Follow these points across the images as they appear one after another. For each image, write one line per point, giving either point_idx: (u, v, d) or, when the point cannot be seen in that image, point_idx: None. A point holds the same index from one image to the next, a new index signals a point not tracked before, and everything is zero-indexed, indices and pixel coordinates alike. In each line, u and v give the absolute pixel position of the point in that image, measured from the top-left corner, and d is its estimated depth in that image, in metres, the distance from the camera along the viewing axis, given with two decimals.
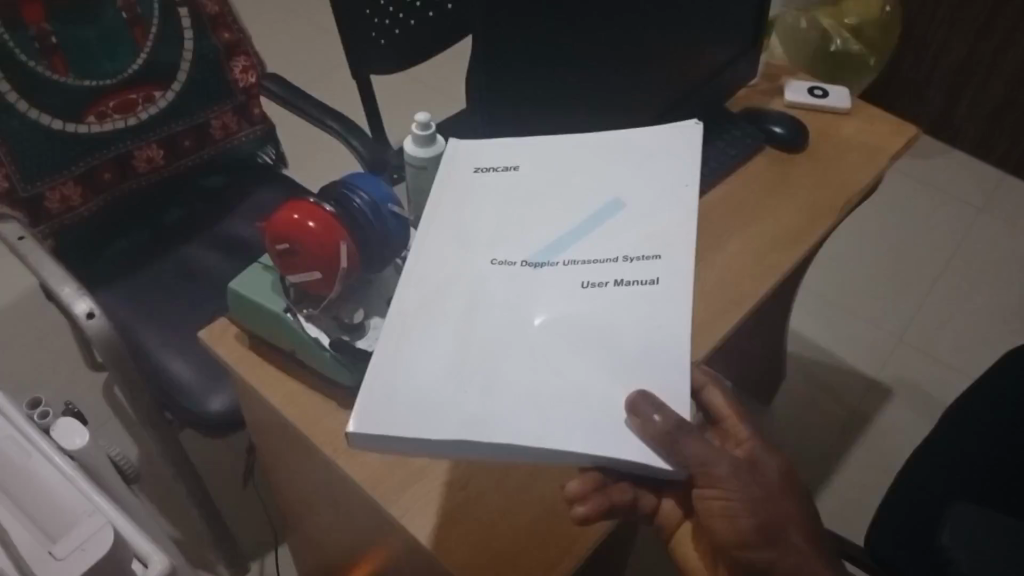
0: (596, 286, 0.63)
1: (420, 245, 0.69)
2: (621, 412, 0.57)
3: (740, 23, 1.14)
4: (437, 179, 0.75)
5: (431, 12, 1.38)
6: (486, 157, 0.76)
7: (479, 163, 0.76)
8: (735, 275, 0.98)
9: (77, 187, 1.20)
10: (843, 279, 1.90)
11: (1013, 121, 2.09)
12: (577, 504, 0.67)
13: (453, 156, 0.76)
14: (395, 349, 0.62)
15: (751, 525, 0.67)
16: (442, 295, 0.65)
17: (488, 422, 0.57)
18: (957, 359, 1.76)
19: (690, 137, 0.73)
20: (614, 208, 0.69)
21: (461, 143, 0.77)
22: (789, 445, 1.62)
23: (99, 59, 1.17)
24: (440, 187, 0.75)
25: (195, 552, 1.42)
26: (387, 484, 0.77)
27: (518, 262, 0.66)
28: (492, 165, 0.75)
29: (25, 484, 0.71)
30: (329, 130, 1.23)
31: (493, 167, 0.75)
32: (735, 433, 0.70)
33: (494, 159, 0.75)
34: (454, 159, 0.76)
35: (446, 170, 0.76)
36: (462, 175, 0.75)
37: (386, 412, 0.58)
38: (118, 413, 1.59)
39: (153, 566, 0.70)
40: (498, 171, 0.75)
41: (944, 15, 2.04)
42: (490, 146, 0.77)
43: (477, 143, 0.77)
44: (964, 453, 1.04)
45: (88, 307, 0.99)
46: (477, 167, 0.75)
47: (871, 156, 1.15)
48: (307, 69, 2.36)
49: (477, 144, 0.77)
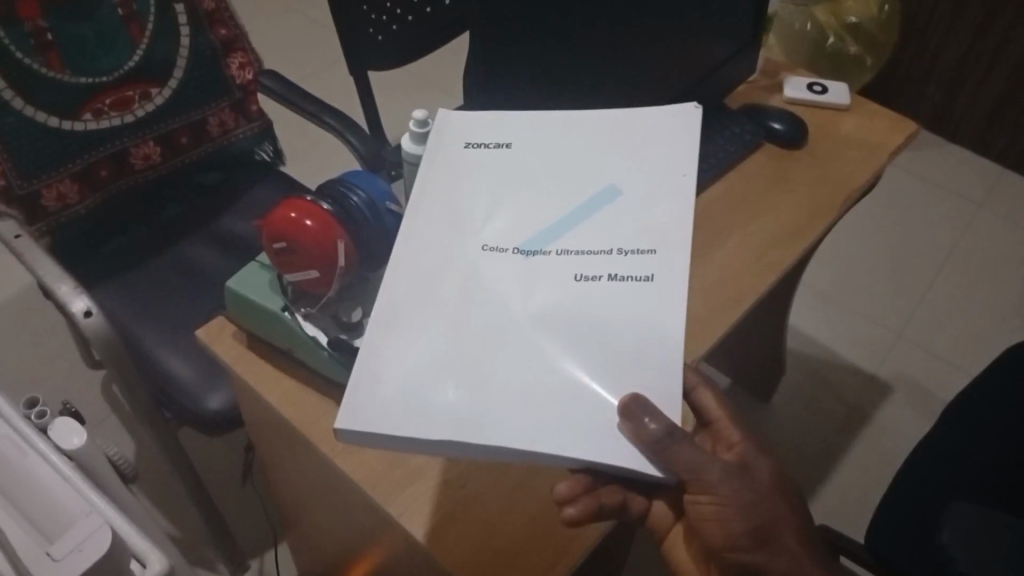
0: (590, 279, 0.62)
1: (409, 228, 0.67)
2: (612, 414, 0.57)
3: (740, 18, 1.13)
4: (426, 153, 0.73)
5: (430, 8, 1.37)
6: (477, 132, 0.73)
7: (469, 138, 0.73)
8: (732, 273, 0.97)
9: (74, 184, 1.20)
10: (842, 275, 1.90)
11: (1014, 117, 2.08)
12: (567, 506, 0.66)
13: (443, 131, 0.74)
14: (384, 340, 0.61)
15: (742, 529, 0.66)
16: (432, 282, 0.64)
17: (478, 421, 0.56)
18: (956, 356, 1.76)
19: (689, 125, 0.72)
20: (608, 197, 0.68)
21: (454, 118, 0.74)
22: (789, 441, 1.62)
23: (95, 56, 1.16)
24: (428, 163, 0.72)
25: (195, 550, 1.41)
26: (385, 483, 0.77)
27: (509, 249, 0.65)
28: (484, 141, 0.73)
29: (22, 483, 0.71)
30: (327, 127, 1.23)
31: (485, 144, 0.73)
32: (726, 435, 0.71)
33: (485, 135, 0.73)
34: (443, 133, 0.74)
35: (436, 144, 0.73)
36: (452, 150, 0.73)
37: (375, 408, 0.58)
38: (117, 411, 1.58)
39: (151, 566, 0.70)
40: (490, 148, 0.72)
41: (944, 11, 2.04)
42: (481, 121, 0.74)
43: (469, 115, 0.75)
44: (963, 453, 1.04)
45: (85, 305, 0.98)
46: (467, 142, 0.73)
47: (870, 152, 1.15)
48: (305, 65, 2.35)
49: (467, 117, 0.74)
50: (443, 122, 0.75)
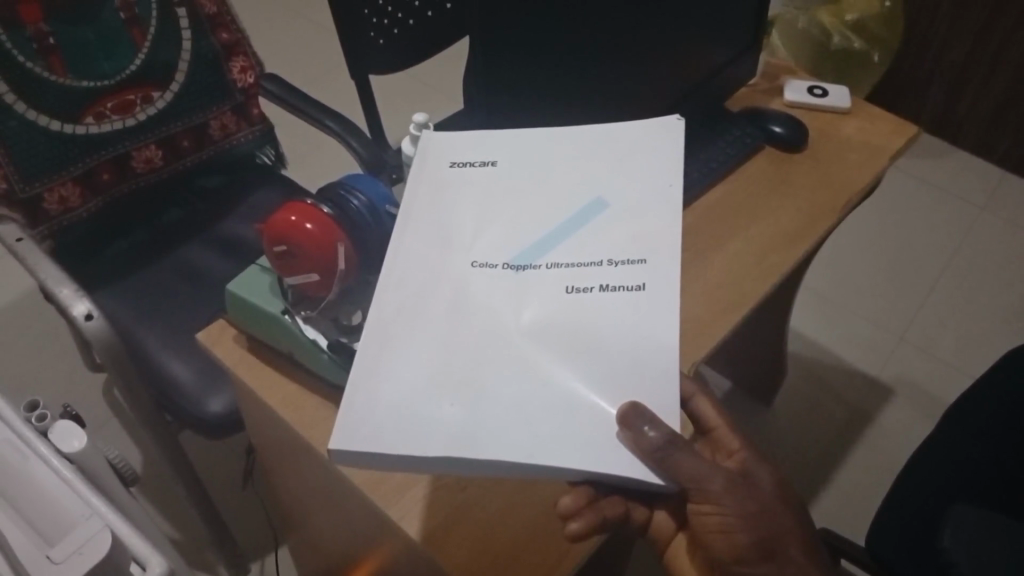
0: (581, 290, 0.63)
1: (398, 244, 0.68)
2: (612, 423, 0.57)
3: (741, 20, 1.13)
4: (411, 172, 0.73)
5: (431, 11, 1.37)
6: (462, 150, 0.73)
7: (455, 157, 0.73)
8: (734, 277, 0.97)
9: (76, 187, 1.20)
10: (844, 278, 1.90)
11: (1015, 119, 2.08)
12: (570, 520, 0.67)
13: (429, 148, 0.74)
14: (377, 357, 0.61)
15: (749, 541, 0.66)
16: (424, 298, 0.64)
17: (476, 437, 0.56)
18: (958, 359, 1.75)
19: (673, 131, 0.72)
20: (597, 209, 0.68)
21: (436, 137, 0.74)
22: (789, 445, 1.62)
23: (97, 59, 1.16)
24: (414, 181, 0.72)
25: (194, 553, 1.42)
26: (385, 488, 0.77)
27: (499, 264, 0.65)
28: (468, 160, 0.72)
29: (23, 487, 0.71)
30: (328, 130, 1.22)
31: (470, 163, 0.72)
32: (725, 444, 0.71)
33: (470, 154, 0.73)
34: (427, 153, 0.73)
35: (421, 163, 0.73)
36: (437, 169, 0.73)
37: (369, 425, 0.58)
38: (118, 414, 1.59)
39: (152, 568, 0.69)
40: (475, 167, 0.72)
41: (946, 13, 2.03)
42: (467, 139, 0.74)
43: (453, 134, 0.75)
44: (967, 456, 1.04)
45: (86, 308, 0.98)
46: (453, 161, 0.73)
47: (872, 156, 1.15)
48: (307, 68, 2.35)
49: (452, 136, 0.74)
50: (426, 142, 0.75)
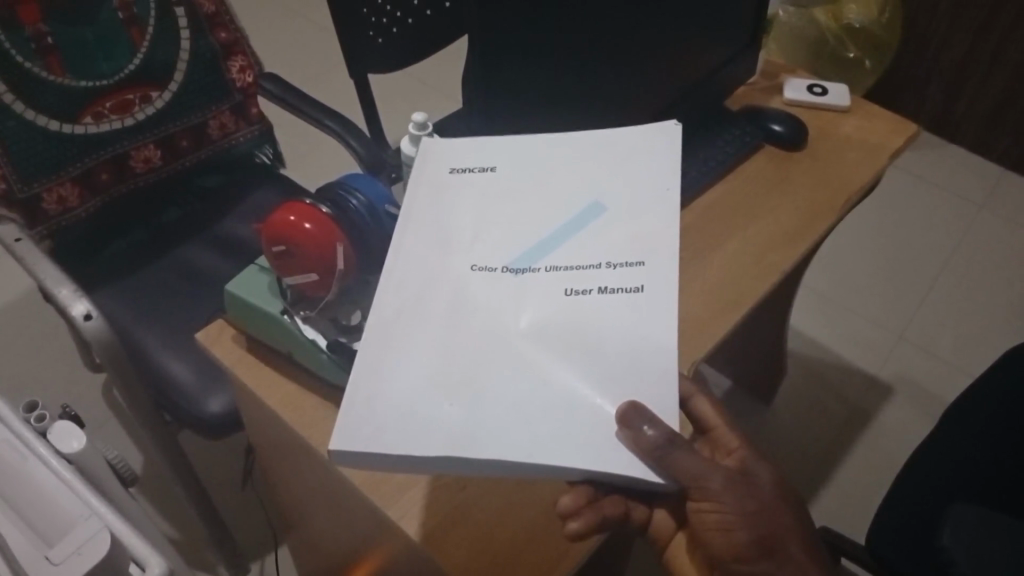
0: (580, 293, 0.63)
1: (397, 247, 0.67)
2: (611, 423, 0.57)
3: (740, 19, 1.13)
4: (411, 177, 0.73)
5: (429, 10, 1.37)
6: (461, 156, 0.73)
7: (454, 163, 0.73)
8: (733, 276, 0.97)
9: (74, 187, 1.20)
10: (844, 277, 1.90)
11: (1015, 118, 2.08)
12: (569, 520, 0.67)
13: (429, 153, 0.73)
14: (377, 359, 0.61)
15: (748, 539, 0.66)
16: (423, 301, 0.64)
17: (476, 436, 0.56)
18: (957, 357, 1.75)
19: (671, 135, 0.71)
20: (595, 212, 0.68)
21: (436, 144, 0.74)
22: (789, 443, 1.62)
23: (96, 59, 1.16)
24: (413, 186, 0.72)
25: (194, 553, 1.42)
26: (385, 488, 0.77)
27: (498, 267, 0.65)
28: (468, 165, 0.72)
29: (21, 488, 0.71)
30: (327, 129, 1.22)
31: (470, 168, 0.72)
32: (724, 443, 0.71)
33: (470, 159, 0.73)
34: (427, 159, 0.73)
35: (420, 168, 0.73)
36: (437, 174, 0.72)
37: (369, 424, 0.57)
38: (118, 414, 1.59)
39: (151, 569, 0.69)
40: (475, 172, 0.72)
41: (946, 11, 2.03)
42: (466, 145, 0.74)
43: (453, 140, 0.74)
44: (967, 455, 1.04)
45: (85, 308, 0.98)
46: (452, 166, 0.72)
47: (871, 155, 1.15)
48: (307, 68, 2.35)
49: (451, 142, 0.74)
50: (426, 147, 0.74)
